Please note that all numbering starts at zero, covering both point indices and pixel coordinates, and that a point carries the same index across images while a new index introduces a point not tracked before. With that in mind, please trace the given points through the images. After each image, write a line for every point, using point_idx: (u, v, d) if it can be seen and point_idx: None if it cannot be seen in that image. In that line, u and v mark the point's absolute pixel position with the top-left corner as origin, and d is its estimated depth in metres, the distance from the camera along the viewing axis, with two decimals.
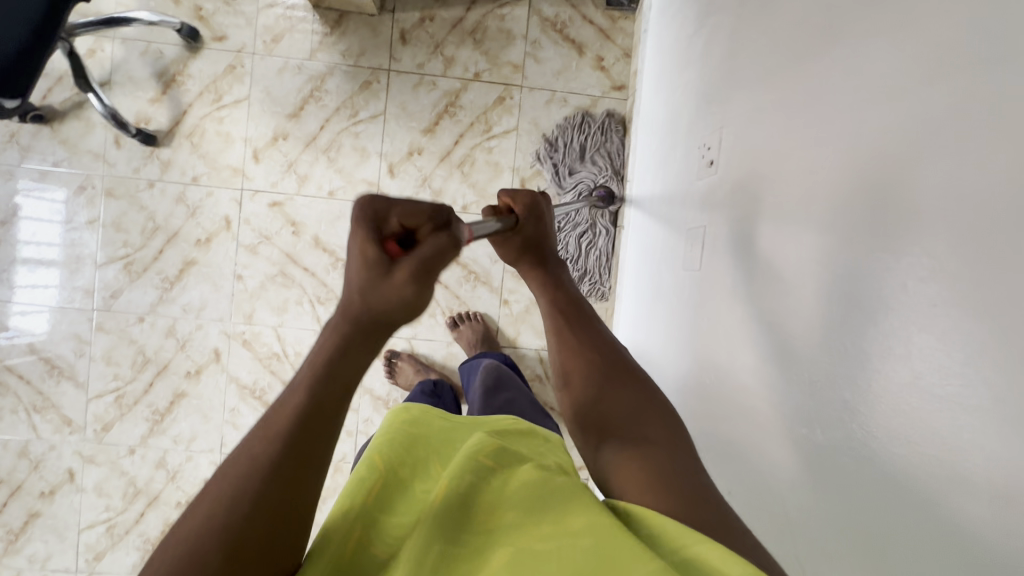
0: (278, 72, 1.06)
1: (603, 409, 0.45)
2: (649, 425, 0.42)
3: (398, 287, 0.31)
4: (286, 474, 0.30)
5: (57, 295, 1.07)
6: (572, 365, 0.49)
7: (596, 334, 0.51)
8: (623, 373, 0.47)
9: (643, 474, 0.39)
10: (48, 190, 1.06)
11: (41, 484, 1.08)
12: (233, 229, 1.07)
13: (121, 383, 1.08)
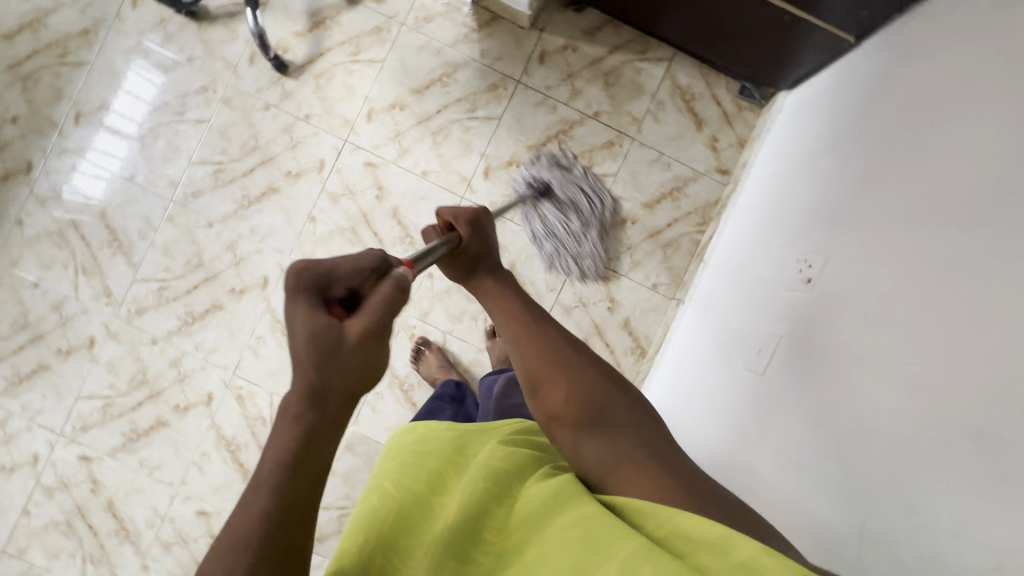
0: (418, 49, 1.11)
1: (572, 406, 0.48)
2: (620, 414, 0.48)
3: (361, 348, 0.42)
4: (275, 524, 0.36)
5: (121, 166, 1.11)
6: (541, 370, 0.51)
7: (551, 329, 0.54)
8: (581, 358, 0.51)
9: (627, 458, 0.45)
10: (151, 71, 1.12)
11: (62, 341, 1.11)
12: (325, 174, 1.10)
13: (169, 276, 1.11)
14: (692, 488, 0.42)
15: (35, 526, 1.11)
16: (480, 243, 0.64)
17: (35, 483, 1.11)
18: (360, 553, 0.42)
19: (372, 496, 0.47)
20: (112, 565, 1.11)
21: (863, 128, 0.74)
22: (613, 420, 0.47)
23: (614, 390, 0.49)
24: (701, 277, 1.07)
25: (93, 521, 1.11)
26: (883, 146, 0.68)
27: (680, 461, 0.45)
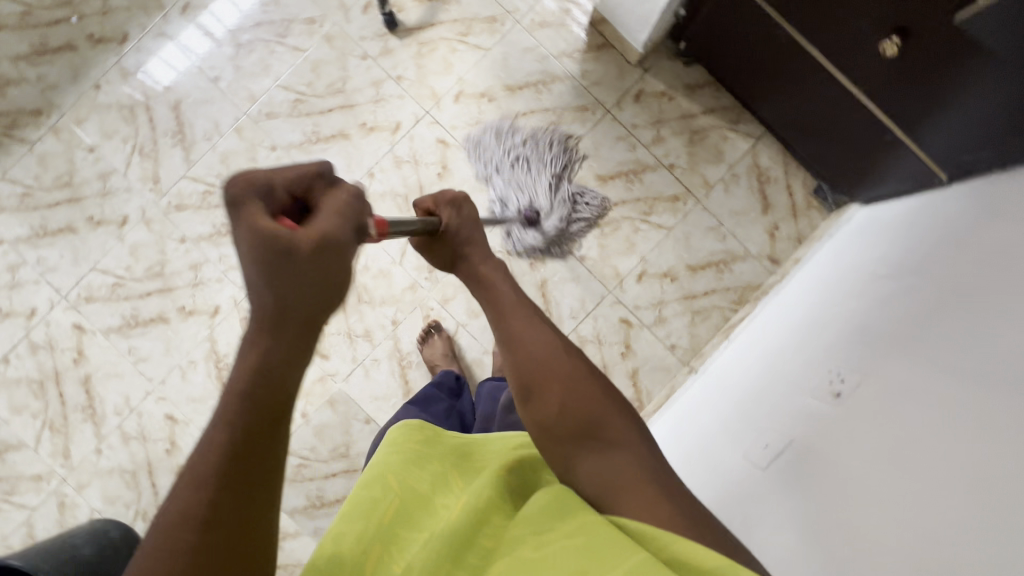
0: (524, 49, 1.12)
1: (566, 418, 0.47)
2: (615, 427, 0.46)
3: (313, 260, 0.45)
4: (235, 450, 0.40)
5: (196, 62, 1.13)
6: (532, 378, 0.49)
7: (546, 333, 0.52)
8: (576, 364, 0.50)
9: (625, 477, 0.44)
10: None
11: (97, 211, 1.12)
12: (396, 137, 1.11)
13: (218, 184, 1.12)
14: (690, 517, 0.41)
15: (9, 377, 1.11)
16: (459, 220, 0.64)
17: (23, 336, 1.11)
18: (360, 540, 0.45)
19: (373, 487, 0.49)
20: (68, 439, 1.11)
21: (926, 266, 0.75)
22: (607, 435, 0.46)
23: (610, 404, 0.48)
24: (726, 345, 1.07)
25: (65, 391, 1.11)
26: (942, 291, 0.68)
27: (678, 485, 0.44)
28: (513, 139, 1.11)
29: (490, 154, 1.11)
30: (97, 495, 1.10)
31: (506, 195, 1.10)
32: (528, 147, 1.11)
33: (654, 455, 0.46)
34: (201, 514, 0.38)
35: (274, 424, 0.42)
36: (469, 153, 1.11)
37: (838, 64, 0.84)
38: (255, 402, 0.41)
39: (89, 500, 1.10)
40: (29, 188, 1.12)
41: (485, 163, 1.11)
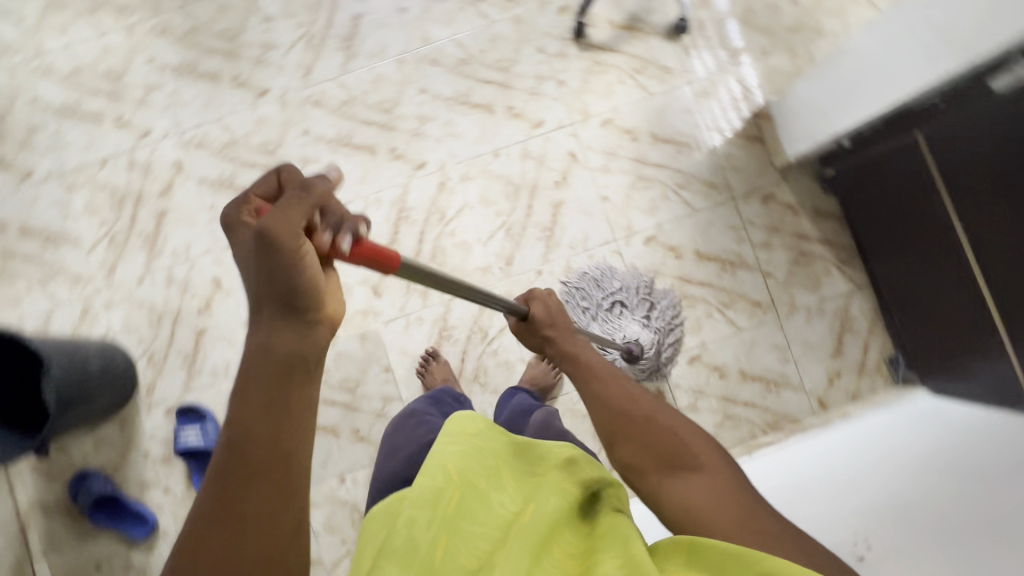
0: (684, 111, 1.15)
1: (647, 455, 0.54)
2: (694, 454, 0.53)
3: (258, 260, 0.44)
4: (247, 458, 0.43)
5: None
6: (612, 425, 0.57)
7: (626, 385, 0.61)
8: (650, 410, 0.57)
9: (707, 499, 0.49)
10: None
11: (245, 74, 1.16)
12: (534, 132, 1.14)
13: (359, 99, 1.15)
14: (771, 537, 0.45)
15: (97, 180, 1.15)
16: (541, 312, 0.73)
17: (127, 151, 1.16)
18: (428, 526, 0.49)
19: (434, 477, 0.54)
20: (120, 258, 1.14)
21: (964, 462, 0.75)
22: (683, 464, 0.52)
23: (686, 437, 0.54)
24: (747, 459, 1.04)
25: (139, 215, 1.15)
26: (981, 477, 0.70)
27: (756, 505, 0.49)
28: (610, 282, 1.10)
29: (592, 292, 1.09)
30: (120, 319, 1.13)
31: (606, 328, 1.07)
32: (631, 285, 1.10)
33: (732, 480, 0.51)
34: (226, 511, 0.42)
35: (269, 420, 0.44)
36: (569, 292, 1.10)
37: (978, 258, 0.84)
38: (248, 401, 0.44)
39: (111, 319, 1.13)
40: (198, 28, 1.18)
41: (582, 299, 1.09)
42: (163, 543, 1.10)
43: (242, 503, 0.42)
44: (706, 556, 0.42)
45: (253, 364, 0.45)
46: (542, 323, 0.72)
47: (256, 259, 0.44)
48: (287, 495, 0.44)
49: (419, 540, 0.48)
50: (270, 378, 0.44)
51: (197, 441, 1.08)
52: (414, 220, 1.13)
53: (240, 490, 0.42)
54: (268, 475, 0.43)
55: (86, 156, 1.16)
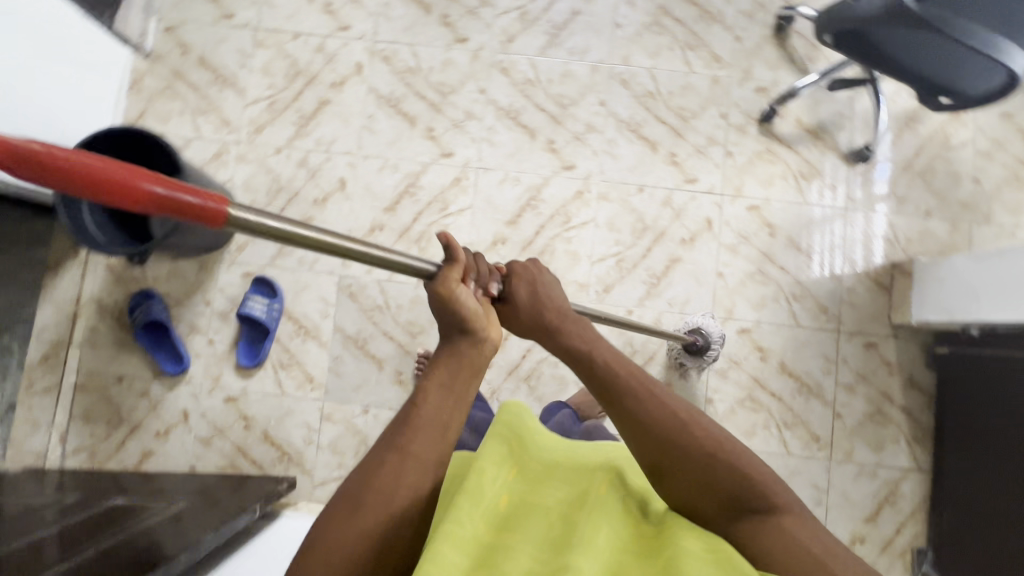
0: (829, 232, 1.15)
1: (710, 498, 0.54)
2: (761, 494, 0.54)
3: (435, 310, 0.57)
4: (418, 417, 0.52)
5: None
6: (665, 466, 0.55)
7: (676, 407, 0.57)
8: (705, 447, 0.55)
9: (778, 541, 0.51)
10: None
11: (453, 15, 1.20)
12: (683, 186, 1.16)
13: (543, 84, 1.18)
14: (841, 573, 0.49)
15: (283, 48, 1.21)
16: (532, 298, 0.63)
17: (321, 35, 1.21)
18: (495, 483, 0.56)
19: (496, 443, 0.61)
20: (269, 123, 1.19)
21: None
22: (749, 507, 0.53)
23: (751, 474, 0.54)
24: None
25: (304, 94, 1.20)
26: None
27: (822, 540, 0.52)
28: None
29: None
30: (244, 176, 1.18)
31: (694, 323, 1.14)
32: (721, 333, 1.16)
33: (798, 514, 0.54)
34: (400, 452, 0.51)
35: (445, 387, 0.54)
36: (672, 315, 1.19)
37: None
38: (430, 374, 0.55)
39: (237, 172, 1.18)
40: None
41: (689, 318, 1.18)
42: (185, 387, 1.14)
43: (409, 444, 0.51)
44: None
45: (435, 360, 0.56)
46: (528, 308, 0.63)
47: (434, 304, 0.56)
48: (440, 435, 0.53)
49: (487, 491, 0.54)
50: (448, 370, 0.55)
51: (260, 312, 1.12)
52: (540, 213, 1.15)
53: (409, 435, 0.51)
54: (433, 431, 0.52)
55: (283, 22, 1.21)
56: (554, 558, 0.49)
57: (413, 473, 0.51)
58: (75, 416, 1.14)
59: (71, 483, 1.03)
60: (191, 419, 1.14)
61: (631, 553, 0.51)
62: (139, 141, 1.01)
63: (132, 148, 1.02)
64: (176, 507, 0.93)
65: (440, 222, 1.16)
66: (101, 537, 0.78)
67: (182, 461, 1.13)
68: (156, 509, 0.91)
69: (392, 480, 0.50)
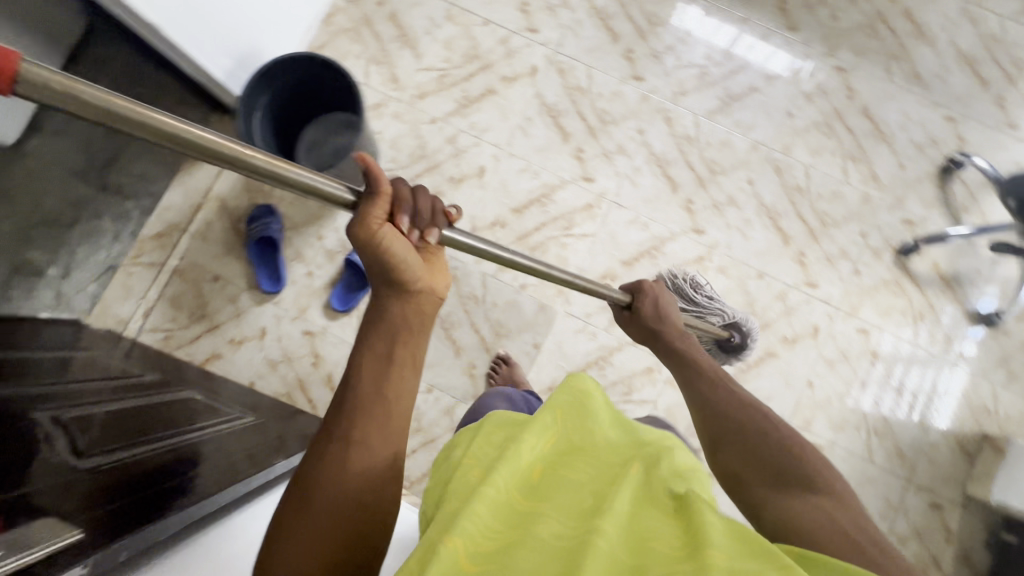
0: (928, 380, 1.13)
1: (759, 470, 0.56)
2: (816, 475, 0.54)
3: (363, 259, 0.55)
4: (349, 398, 0.52)
5: (791, 80, 1.22)
6: (718, 435, 0.61)
7: (738, 396, 0.65)
8: (755, 429, 0.60)
9: (817, 516, 0.49)
10: (880, 109, 1.20)
11: (638, 53, 1.23)
12: (802, 287, 1.15)
13: (701, 145, 1.20)
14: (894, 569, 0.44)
15: (469, 29, 1.24)
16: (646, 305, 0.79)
17: (509, 29, 1.24)
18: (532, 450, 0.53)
19: (542, 414, 0.58)
20: (434, 93, 1.22)
21: None
22: (796, 482, 0.54)
23: (801, 457, 0.56)
24: None
25: (475, 77, 1.23)
26: None
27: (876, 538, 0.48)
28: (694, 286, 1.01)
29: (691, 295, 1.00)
30: (394, 133, 1.21)
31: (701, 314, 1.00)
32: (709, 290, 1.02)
33: (849, 507, 0.51)
34: (335, 441, 0.50)
35: (375, 365, 0.53)
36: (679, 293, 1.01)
37: None
38: (369, 352, 0.54)
39: (388, 127, 1.21)
40: None
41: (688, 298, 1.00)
42: (272, 308, 1.17)
43: (340, 429, 0.51)
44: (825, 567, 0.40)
45: (368, 336, 0.55)
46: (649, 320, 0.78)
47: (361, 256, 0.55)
48: (375, 408, 0.52)
49: (522, 452, 0.51)
50: (384, 340, 0.55)
51: None
52: (658, 264, 1.16)
53: (345, 418, 0.51)
54: (372, 408, 0.52)
55: (479, 6, 1.25)
56: (583, 521, 0.45)
57: (359, 457, 0.50)
58: (163, 297, 1.17)
59: (144, 359, 1.07)
60: (267, 337, 1.16)
61: (660, 511, 0.48)
62: (318, 69, 1.05)
63: (309, 73, 1.06)
64: (237, 427, 0.92)
65: (560, 239, 1.17)
66: (158, 433, 0.77)
67: (244, 374, 1.16)
68: (219, 421, 0.90)
69: (340, 467, 0.49)
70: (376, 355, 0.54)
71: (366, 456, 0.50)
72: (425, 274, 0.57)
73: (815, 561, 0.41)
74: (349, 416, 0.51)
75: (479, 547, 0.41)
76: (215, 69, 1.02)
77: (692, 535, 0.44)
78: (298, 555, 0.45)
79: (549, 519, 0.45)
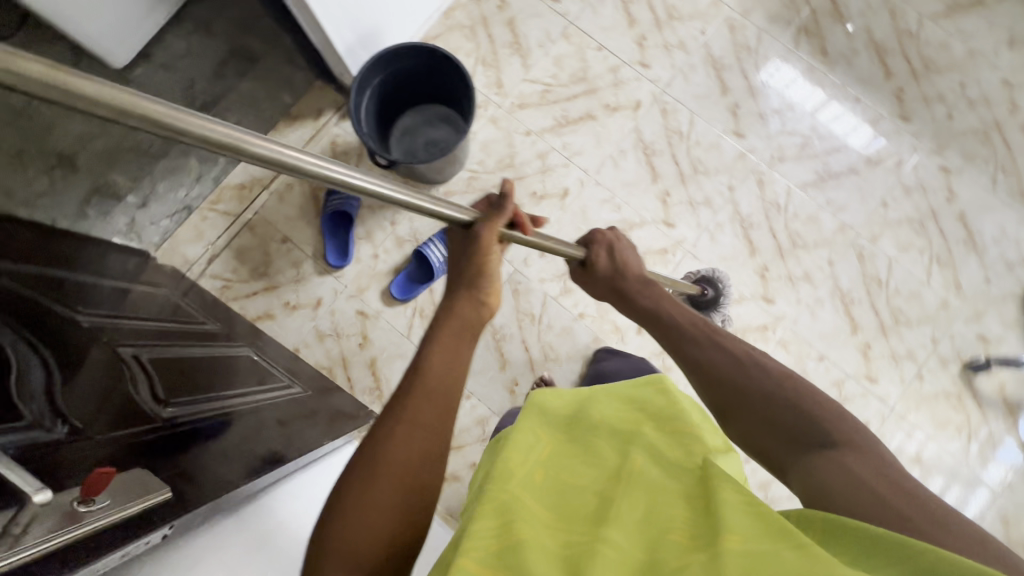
0: (972, 503, 1.10)
1: (771, 433, 0.56)
2: (821, 423, 0.54)
3: (452, 255, 0.64)
4: (404, 390, 0.54)
5: (892, 170, 1.19)
6: (721, 403, 0.60)
7: (736, 351, 0.62)
8: (755, 388, 0.58)
9: (838, 475, 0.48)
10: (978, 218, 1.18)
11: (744, 111, 1.21)
12: (860, 379, 1.13)
13: (788, 215, 1.18)
14: (920, 517, 0.44)
15: (582, 50, 1.24)
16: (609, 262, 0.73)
17: (621, 59, 1.23)
18: (525, 463, 0.55)
19: (530, 436, 0.61)
20: (534, 105, 1.22)
21: None
22: (807, 440, 0.54)
23: (808, 409, 0.55)
24: None
25: (578, 99, 1.22)
26: None
27: (897, 481, 0.47)
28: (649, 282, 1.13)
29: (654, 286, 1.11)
30: (487, 136, 1.21)
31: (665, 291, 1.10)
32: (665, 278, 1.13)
33: (867, 452, 0.50)
34: (386, 427, 0.52)
35: (434, 359, 0.56)
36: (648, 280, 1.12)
37: None
38: (433, 344, 0.57)
39: (483, 130, 1.21)
40: (754, 51, 1.24)
41: None
42: (332, 281, 1.18)
43: (394, 418, 0.52)
44: (851, 545, 0.41)
45: (432, 336, 0.58)
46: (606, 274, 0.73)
47: (454, 253, 0.64)
48: (427, 394, 0.54)
49: (518, 469, 0.54)
50: (452, 335, 0.58)
51: (436, 260, 1.14)
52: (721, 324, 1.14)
53: (399, 405, 0.53)
54: (430, 394, 0.54)
55: (596, 30, 1.24)
56: (586, 527, 0.46)
57: (422, 440, 0.52)
58: (231, 247, 1.18)
59: (198, 302, 1.07)
60: (320, 309, 1.17)
61: (680, 499, 0.49)
62: (440, 61, 1.04)
63: (428, 63, 1.05)
64: (289, 400, 0.93)
65: None
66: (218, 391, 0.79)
67: (291, 339, 1.16)
68: (276, 389, 0.92)
69: (401, 447, 0.51)
70: (443, 355, 0.56)
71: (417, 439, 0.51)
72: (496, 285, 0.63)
73: (847, 534, 0.42)
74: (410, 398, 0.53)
75: (491, 555, 0.43)
76: (338, 42, 1.03)
77: (711, 519, 0.45)
78: (352, 539, 0.47)
79: (561, 533, 0.46)
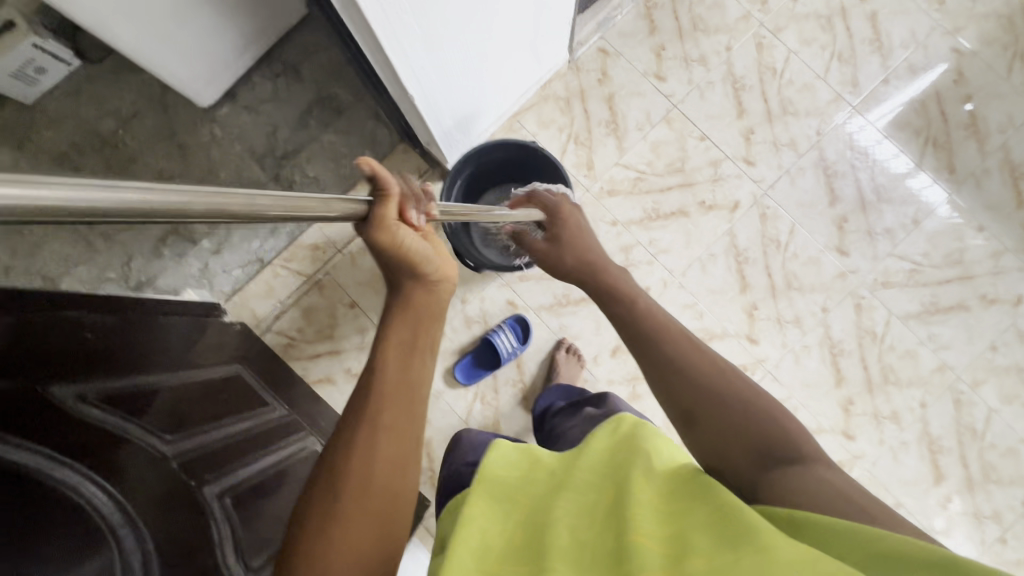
0: None
1: (740, 448, 0.49)
2: (782, 430, 0.49)
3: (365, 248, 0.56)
4: (356, 399, 0.53)
5: (1009, 310, 1.10)
6: (690, 404, 0.53)
7: (710, 355, 0.57)
8: (725, 394, 0.52)
9: (813, 483, 0.43)
10: None
11: (852, 226, 1.12)
12: (937, 535, 1.06)
13: (884, 345, 1.10)
14: (879, 511, 0.41)
15: (684, 138, 1.15)
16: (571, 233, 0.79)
17: (724, 152, 1.15)
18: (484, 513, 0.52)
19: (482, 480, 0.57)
20: (624, 193, 1.15)
21: None
22: (776, 452, 0.48)
23: (781, 417, 0.51)
24: None
25: (671, 191, 1.15)
26: None
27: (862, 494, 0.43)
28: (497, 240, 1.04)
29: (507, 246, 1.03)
30: None
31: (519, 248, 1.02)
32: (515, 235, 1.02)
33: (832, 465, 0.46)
34: (342, 446, 0.50)
35: (385, 357, 0.55)
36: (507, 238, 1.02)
37: None
38: (386, 345, 0.56)
39: None
40: (875, 160, 1.14)
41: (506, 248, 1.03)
42: None
43: (348, 433, 0.51)
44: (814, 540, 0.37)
45: (385, 332, 0.57)
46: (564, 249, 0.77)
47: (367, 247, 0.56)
48: (381, 393, 0.53)
49: (476, 520, 0.51)
50: (408, 328, 0.58)
51: (504, 350, 1.11)
52: None
53: (354, 416, 0.52)
54: (394, 393, 0.53)
55: (701, 117, 1.16)
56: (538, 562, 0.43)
57: (387, 442, 0.51)
58: (297, 306, 1.17)
59: (261, 358, 1.08)
60: None
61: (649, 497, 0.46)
62: (537, 160, 0.99)
63: (512, 156, 1.00)
64: (297, 462, 0.91)
65: None
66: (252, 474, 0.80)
67: None
68: (291, 460, 0.90)
69: (367, 454, 0.49)
70: (401, 343, 0.57)
71: (383, 444, 0.51)
72: (440, 261, 0.61)
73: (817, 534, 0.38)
74: (367, 405, 0.52)
75: None
76: (435, 128, 0.98)
77: (675, 531, 0.42)
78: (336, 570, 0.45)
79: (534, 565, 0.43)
